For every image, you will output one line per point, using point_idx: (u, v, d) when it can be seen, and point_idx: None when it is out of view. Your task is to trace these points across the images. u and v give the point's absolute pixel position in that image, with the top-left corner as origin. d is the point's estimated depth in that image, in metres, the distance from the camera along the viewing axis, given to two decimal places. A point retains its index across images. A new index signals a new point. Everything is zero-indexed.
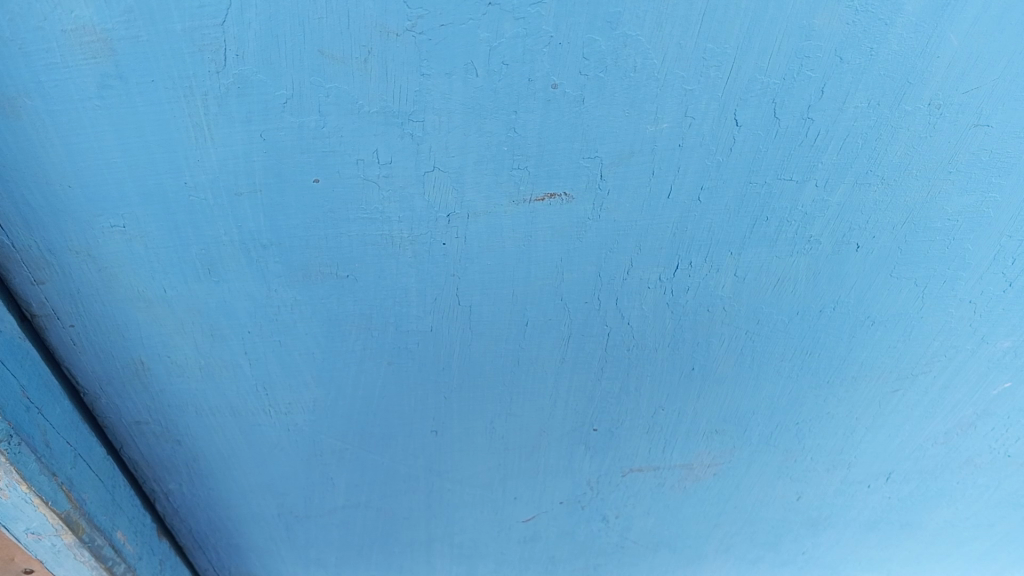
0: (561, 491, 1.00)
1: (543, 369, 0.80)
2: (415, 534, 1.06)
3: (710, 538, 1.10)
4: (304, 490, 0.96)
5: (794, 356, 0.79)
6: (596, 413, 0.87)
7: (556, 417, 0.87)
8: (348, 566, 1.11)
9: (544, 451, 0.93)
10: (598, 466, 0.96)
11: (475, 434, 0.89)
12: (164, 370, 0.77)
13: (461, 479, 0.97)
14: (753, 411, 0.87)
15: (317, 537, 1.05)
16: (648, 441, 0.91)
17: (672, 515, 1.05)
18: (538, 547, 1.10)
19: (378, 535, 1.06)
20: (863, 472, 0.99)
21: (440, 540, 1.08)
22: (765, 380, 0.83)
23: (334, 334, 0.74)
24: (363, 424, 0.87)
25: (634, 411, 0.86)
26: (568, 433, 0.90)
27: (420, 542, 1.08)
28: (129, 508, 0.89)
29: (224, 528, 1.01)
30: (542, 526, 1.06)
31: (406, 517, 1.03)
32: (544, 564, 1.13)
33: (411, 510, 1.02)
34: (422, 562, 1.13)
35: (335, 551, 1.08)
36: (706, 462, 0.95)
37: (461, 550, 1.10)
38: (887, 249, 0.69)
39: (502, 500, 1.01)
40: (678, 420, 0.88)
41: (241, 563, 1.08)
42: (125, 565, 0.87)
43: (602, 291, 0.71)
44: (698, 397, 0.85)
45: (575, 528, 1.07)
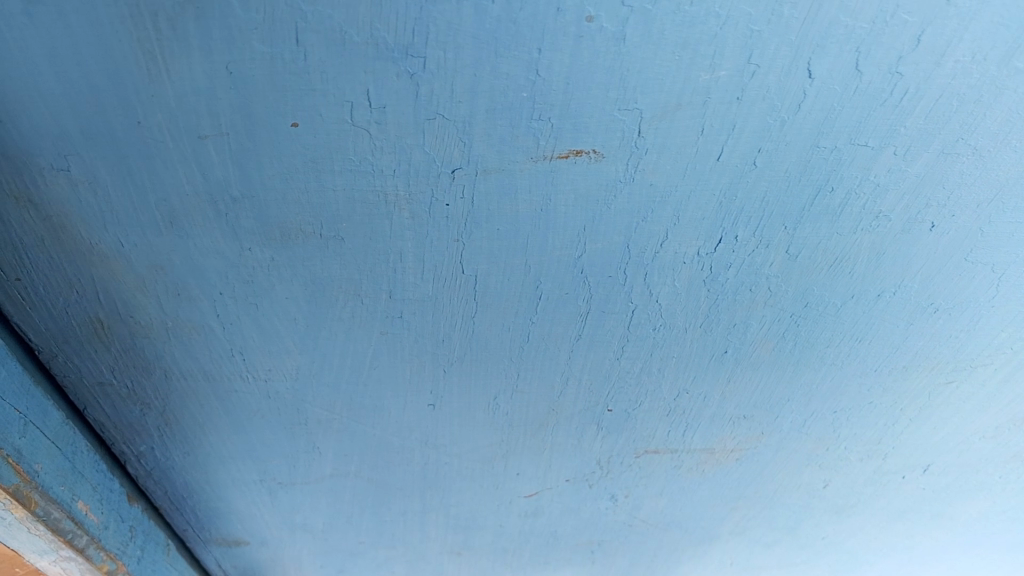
0: (568, 470, 0.92)
1: (555, 345, 0.71)
2: (409, 503, 0.99)
3: (725, 520, 1.03)
4: (290, 457, 0.88)
5: (842, 342, 0.70)
6: (611, 393, 0.77)
7: (566, 396, 0.78)
8: (339, 526, 1.04)
9: (554, 431, 0.84)
10: (610, 447, 0.87)
11: (478, 409, 0.80)
12: (127, 330, 0.68)
13: (459, 454, 0.89)
14: (787, 400, 0.78)
15: (303, 501, 0.98)
16: (667, 425, 0.82)
17: (687, 498, 0.97)
18: (540, 521, 1.03)
19: (370, 501, 0.98)
20: (900, 463, 0.90)
21: (435, 510, 1.01)
22: (807, 368, 0.73)
23: (319, 300, 0.65)
24: (353, 396, 0.78)
25: (655, 393, 0.77)
26: (580, 414, 0.81)
27: (414, 511, 1.01)
28: (95, 475, 0.81)
29: (202, 489, 0.93)
30: (545, 503, 0.99)
31: (400, 486, 0.95)
32: (545, 536, 1.06)
33: (406, 480, 0.94)
34: (414, 528, 1.05)
35: (323, 513, 1.01)
36: (729, 447, 0.86)
37: (458, 519, 1.03)
38: (965, 230, 0.58)
39: (502, 474, 0.93)
40: (701, 405, 0.79)
41: (220, 519, 1.01)
42: (88, 538, 0.79)
43: (632, 264, 0.61)
44: (729, 383, 0.76)
45: (580, 506, 1.00)
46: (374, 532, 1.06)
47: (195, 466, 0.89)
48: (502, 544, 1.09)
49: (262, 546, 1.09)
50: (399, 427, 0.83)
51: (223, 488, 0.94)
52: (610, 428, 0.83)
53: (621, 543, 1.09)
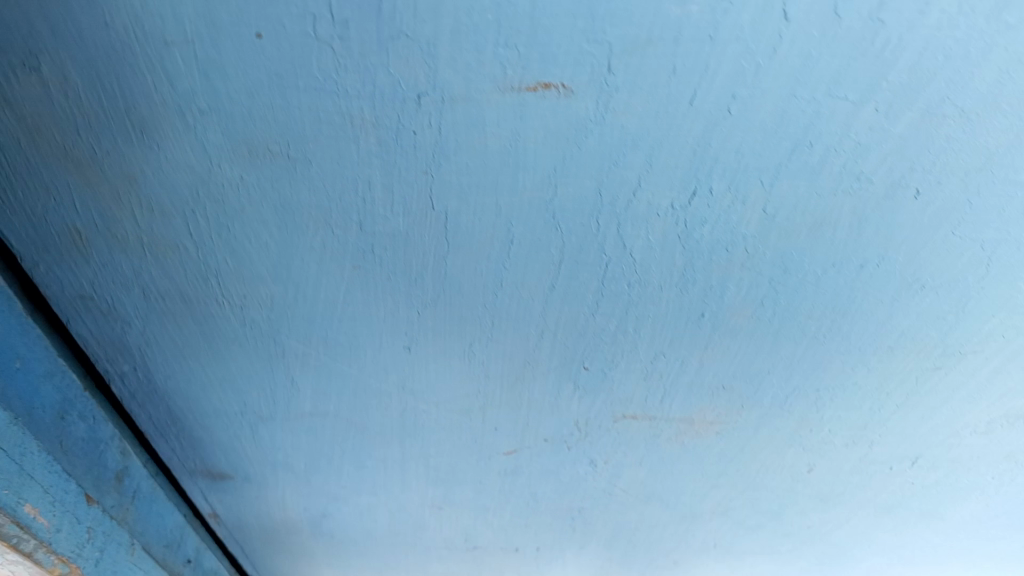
0: (545, 428, 0.91)
1: (527, 294, 0.69)
2: (389, 449, 0.99)
3: (707, 498, 1.01)
4: (265, 391, 0.88)
5: (823, 314, 0.67)
6: (587, 351, 0.76)
7: (540, 349, 0.77)
8: (320, 466, 1.05)
9: (529, 385, 0.83)
10: (588, 408, 0.86)
11: (452, 354, 0.79)
12: (104, 243, 0.68)
13: (435, 401, 0.88)
14: (767, 372, 0.76)
15: (281, 438, 0.98)
16: (643, 389, 0.81)
17: (668, 471, 0.96)
18: (520, 480, 1.03)
19: (350, 444, 0.98)
20: (887, 453, 0.88)
21: (415, 460, 1.01)
22: (787, 339, 0.71)
23: (290, 226, 0.64)
24: (327, 331, 0.77)
25: (631, 352, 0.76)
26: (555, 368, 0.80)
27: (394, 459, 1.01)
28: (49, 476, 0.68)
29: (184, 416, 0.94)
30: (524, 461, 0.98)
31: (379, 431, 0.95)
32: (525, 497, 1.06)
33: (384, 425, 0.94)
34: (395, 476, 1.06)
35: (305, 451, 1.01)
36: (708, 419, 0.85)
37: (438, 470, 1.03)
38: (952, 200, 0.55)
39: (479, 427, 0.92)
40: (677, 370, 0.77)
41: (203, 450, 1.02)
42: (36, 540, 0.65)
43: (605, 212, 0.60)
44: (706, 349, 0.74)
45: (560, 468, 0.99)
46: (354, 476, 1.07)
47: (177, 392, 0.90)
48: (483, 500, 1.09)
49: (245, 480, 1.10)
50: (374, 368, 0.83)
51: (206, 417, 0.95)
52: (586, 387, 0.82)
53: (600, 511, 1.08)
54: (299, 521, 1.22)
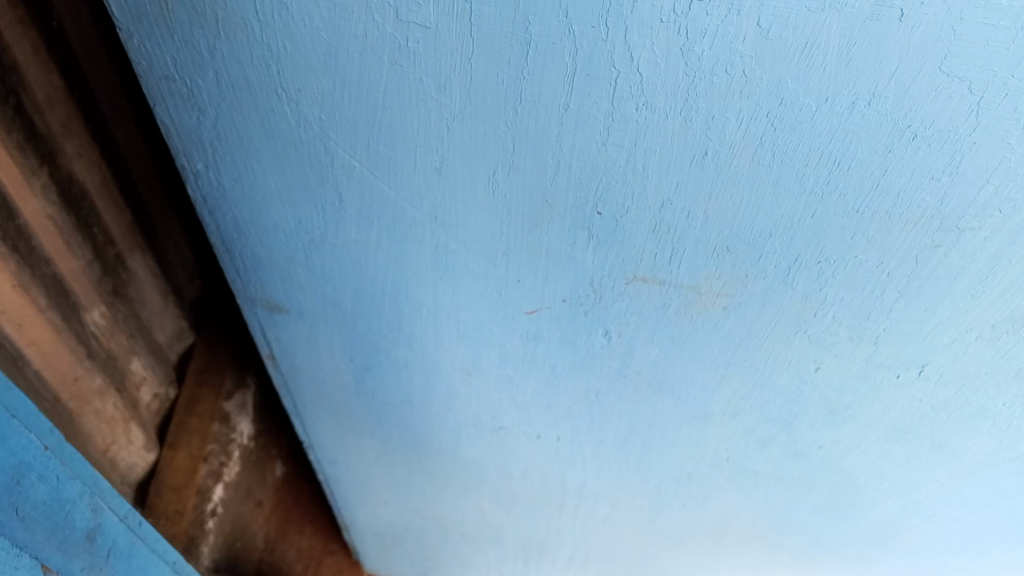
0: (562, 285, 0.95)
1: (545, 114, 0.74)
2: (424, 294, 1.06)
3: (717, 394, 1.04)
4: (319, 204, 0.96)
5: (820, 163, 0.70)
6: (600, 190, 0.80)
7: (556, 185, 0.82)
8: (361, 308, 1.13)
9: (547, 230, 0.88)
10: (601, 265, 0.90)
11: (479, 182, 0.85)
12: (187, 18, 0.77)
13: (464, 240, 0.94)
14: (769, 234, 0.78)
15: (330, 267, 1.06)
16: (652, 245, 0.85)
17: (678, 353, 0.99)
18: (541, 349, 1.08)
19: (389, 283, 1.06)
20: (892, 356, 0.88)
21: (447, 311, 1.07)
22: (785, 192, 0.74)
23: (337, 9, 0.71)
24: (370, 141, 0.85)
25: (640, 198, 0.80)
26: (571, 213, 0.84)
27: (428, 306, 1.08)
28: None
29: (248, 228, 1.04)
30: (544, 325, 1.03)
31: (415, 270, 1.02)
32: (545, 370, 1.11)
33: (418, 265, 1.01)
34: (429, 330, 1.13)
35: (349, 287, 1.10)
36: (716, 290, 0.87)
37: (467, 327, 1.09)
38: (938, 26, 0.57)
39: (502, 276, 0.97)
40: (684, 223, 0.81)
41: (263, 272, 1.12)
42: None
43: (612, 16, 0.64)
44: (711, 197, 0.77)
45: (577, 339, 1.03)
46: (393, 323, 1.14)
47: (243, 199, 1.00)
48: (507, 370, 1.15)
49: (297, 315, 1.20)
50: (410, 192, 0.90)
51: (266, 231, 1.04)
52: (599, 239, 0.86)
53: (616, 397, 1.11)
54: (345, 371, 1.30)
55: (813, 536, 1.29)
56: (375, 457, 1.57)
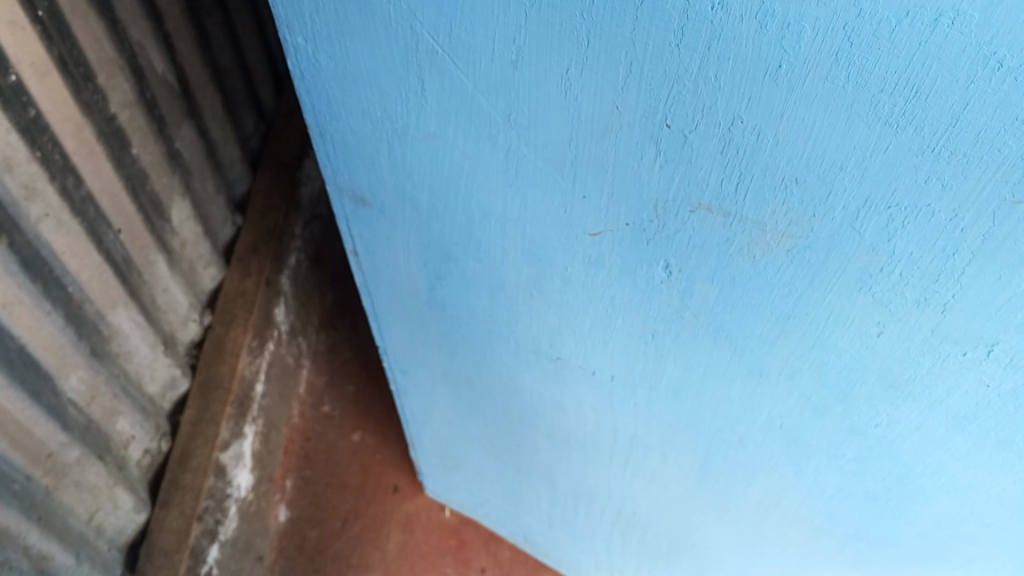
0: (629, 210, 0.80)
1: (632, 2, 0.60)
2: (494, 203, 0.94)
3: (783, 355, 0.88)
4: (392, 96, 0.86)
5: (900, 87, 0.56)
6: (671, 100, 0.66)
7: (628, 86, 0.67)
8: (434, 215, 1.03)
9: (622, 147, 0.74)
10: (664, 187, 0.75)
11: (557, 80, 0.71)
12: None
13: (547, 147, 0.80)
14: (839, 169, 0.64)
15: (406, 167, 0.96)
16: (715, 172, 0.70)
17: (741, 300, 0.83)
18: (604, 275, 0.93)
19: (458, 189, 0.95)
20: (961, 331, 0.72)
21: (515, 222, 0.95)
22: (859, 113, 0.59)
23: None
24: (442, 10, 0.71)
25: (709, 112, 0.65)
26: (656, 130, 0.70)
27: (495, 217, 0.96)
28: None
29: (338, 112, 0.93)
30: (606, 252, 0.89)
31: (484, 176, 0.90)
32: (606, 302, 0.98)
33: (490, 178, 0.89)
34: (494, 240, 1.00)
35: (422, 190, 0.99)
36: (781, 230, 0.72)
37: (534, 243, 0.96)
38: None
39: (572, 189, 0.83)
40: (752, 149, 0.66)
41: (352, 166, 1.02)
42: None
43: None
44: (787, 111, 0.62)
45: (638, 271, 0.89)
46: (464, 236, 1.03)
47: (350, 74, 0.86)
48: (567, 294, 1.02)
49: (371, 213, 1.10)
50: (488, 91, 0.78)
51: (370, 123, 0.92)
52: (661, 162, 0.72)
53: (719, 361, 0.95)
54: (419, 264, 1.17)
55: (826, 517, 1.16)
56: (439, 373, 1.46)
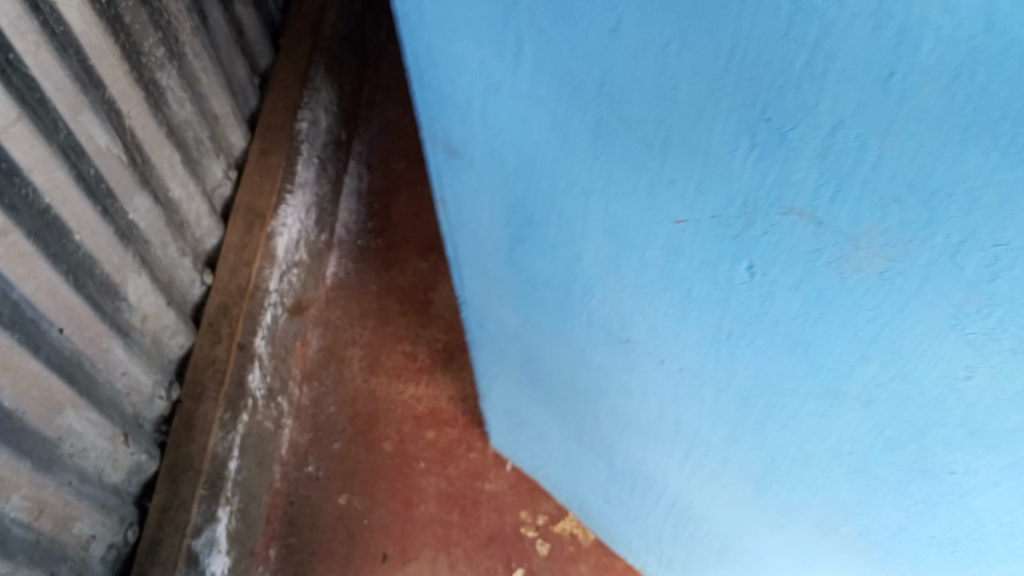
0: (693, 418, 0.52)
1: (696, 120, 0.30)
2: (508, 299, 0.57)
3: (836, 509, 0.49)
4: (488, 203, 0.48)
5: (938, 224, 0.27)
6: (667, 157, 0.33)
7: (666, 203, 0.36)
8: (510, 341, 0.63)
9: (735, 359, 0.43)
10: (672, 336, 0.45)
11: (615, 210, 0.39)
12: None
13: (584, 305, 0.50)
14: (862, 303, 0.32)
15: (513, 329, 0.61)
16: (801, 368, 0.40)
17: (788, 472, 0.49)
18: (635, 440, 0.61)
19: (518, 311, 0.58)
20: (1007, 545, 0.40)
21: (534, 348, 0.61)
22: (896, 248, 0.29)
23: None
24: (502, 78, 0.36)
25: (686, 199, 0.35)
26: (737, 301, 0.39)
27: (515, 341, 0.62)
28: None
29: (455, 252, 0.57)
30: (635, 392, 0.55)
31: (477, 266, 0.57)
32: (634, 435, 0.61)
33: (597, 361, 0.56)
34: (532, 375, 0.66)
35: (510, 326, 0.61)
36: (779, 395, 0.43)
37: (556, 379, 0.63)
38: None
39: (677, 379, 0.49)
40: (819, 333, 0.36)
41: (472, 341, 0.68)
42: None
43: None
44: (872, 288, 0.31)
45: (660, 422, 0.56)
46: (568, 410, 0.66)
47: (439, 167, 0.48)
48: (573, 428, 0.69)
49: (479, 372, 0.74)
50: (546, 230, 0.46)
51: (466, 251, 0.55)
52: (756, 406, 0.46)
53: (731, 532, 0.62)
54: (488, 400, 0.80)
55: None
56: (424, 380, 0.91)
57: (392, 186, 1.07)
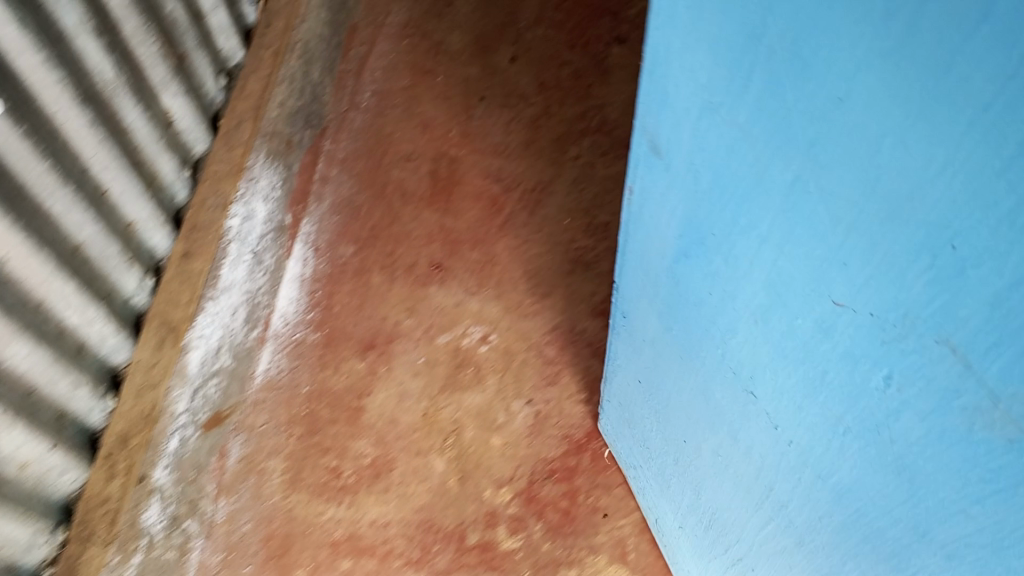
0: (786, 507, 0.45)
1: (894, 205, 0.23)
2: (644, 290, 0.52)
3: None
4: (667, 203, 0.41)
5: None
6: (876, 245, 0.25)
7: (836, 279, 0.29)
8: (647, 342, 0.58)
9: (841, 474, 0.36)
10: (800, 414, 0.38)
11: (778, 269, 0.33)
12: None
13: (717, 344, 0.44)
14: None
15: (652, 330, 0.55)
16: (907, 504, 0.32)
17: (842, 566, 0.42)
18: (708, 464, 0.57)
19: (657, 317, 0.53)
20: None
21: (656, 346, 0.55)
22: None
23: None
24: (713, 75, 0.30)
25: (876, 312, 0.28)
26: (870, 412, 0.32)
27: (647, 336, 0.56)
28: None
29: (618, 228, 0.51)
30: (728, 425, 0.48)
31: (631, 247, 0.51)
32: (714, 458, 0.55)
33: (716, 406, 0.49)
34: (648, 368, 0.61)
35: (647, 322, 0.56)
36: (880, 520, 0.36)
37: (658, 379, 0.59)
38: None
39: (782, 452, 0.42)
40: (934, 490, 0.29)
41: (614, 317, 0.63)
42: None
43: None
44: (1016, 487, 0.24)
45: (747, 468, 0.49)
46: (675, 424, 0.61)
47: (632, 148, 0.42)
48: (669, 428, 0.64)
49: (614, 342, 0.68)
50: (708, 257, 0.40)
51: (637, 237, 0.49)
52: (849, 526, 0.39)
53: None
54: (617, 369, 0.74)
55: None
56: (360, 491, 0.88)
57: (337, 274, 1.02)
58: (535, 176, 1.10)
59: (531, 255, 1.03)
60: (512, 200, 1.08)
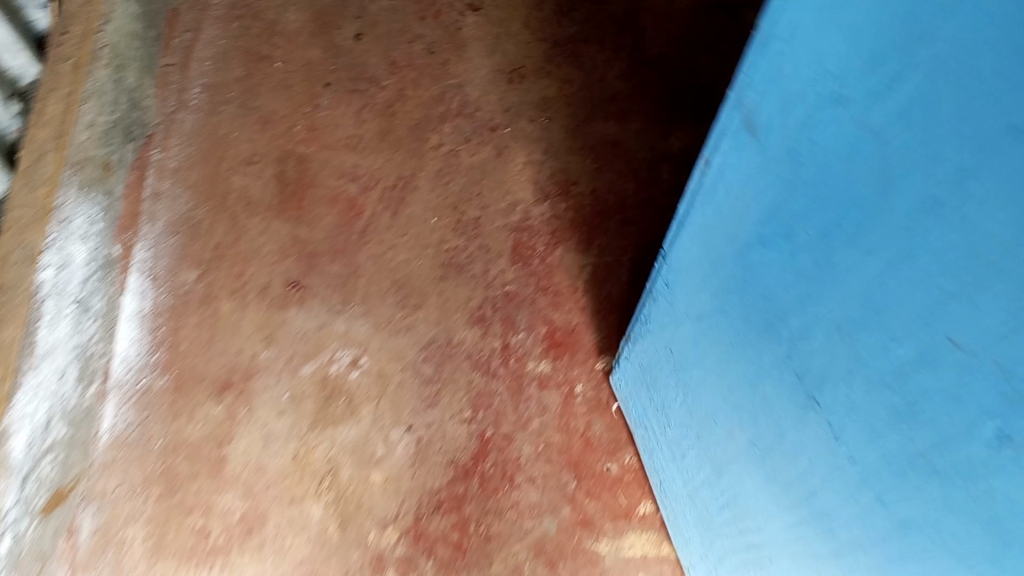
0: (829, 505, 0.48)
1: None
2: (702, 265, 0.56)
3: None
4: (749, 192, 0.46)
5: None
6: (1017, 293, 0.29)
7: (961, 313, 0.32)
8: (691, 318, 0.61)
9: (914, 495, 0.39)
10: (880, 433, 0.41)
11: (887, 283, 0.36)
12: None
13: (787, 338, 0.47)
14: None
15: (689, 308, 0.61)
16: (992, 542, 0.35)
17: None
18: (738, 450, 0.59)
19: (707, 300, 0.57)
20: None
21: (704, 321, 0.58)
22: None
23: None
24: (857, 100, 0.34)
25: (1008, 362, 0.30)
26: (961, 449, 0.35)
27: (693, 309, 0.60)
28: None
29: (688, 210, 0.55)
30: (781, 421, 0.51)
31: (694, 227, 0.55)
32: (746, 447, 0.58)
33: (761, 389, 0.52)
34: (683, 342, 0.64)
35: (696, 301, 0.59)
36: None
37: (694, 351, 0.62)
38: None
39: (842, 459, 0.45)
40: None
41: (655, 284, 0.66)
42: None
43: None
44: None
45: (790, 464, 0.52)
46: (700, 395, 0.64)
47: (749, 137, 0.44)
48: (691, 405, 0.66)
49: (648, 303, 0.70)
50: (801, 254, 0.42)
51: (701, 226, 0.54)
52: (907, 542, 0.41)
53: None
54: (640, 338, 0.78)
55: None
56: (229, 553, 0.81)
57: (182, 306, 0.93)
58: (396, 172, 1.02)
59: (399, 262, 0.97)
60: (372, 201, 1.00)
